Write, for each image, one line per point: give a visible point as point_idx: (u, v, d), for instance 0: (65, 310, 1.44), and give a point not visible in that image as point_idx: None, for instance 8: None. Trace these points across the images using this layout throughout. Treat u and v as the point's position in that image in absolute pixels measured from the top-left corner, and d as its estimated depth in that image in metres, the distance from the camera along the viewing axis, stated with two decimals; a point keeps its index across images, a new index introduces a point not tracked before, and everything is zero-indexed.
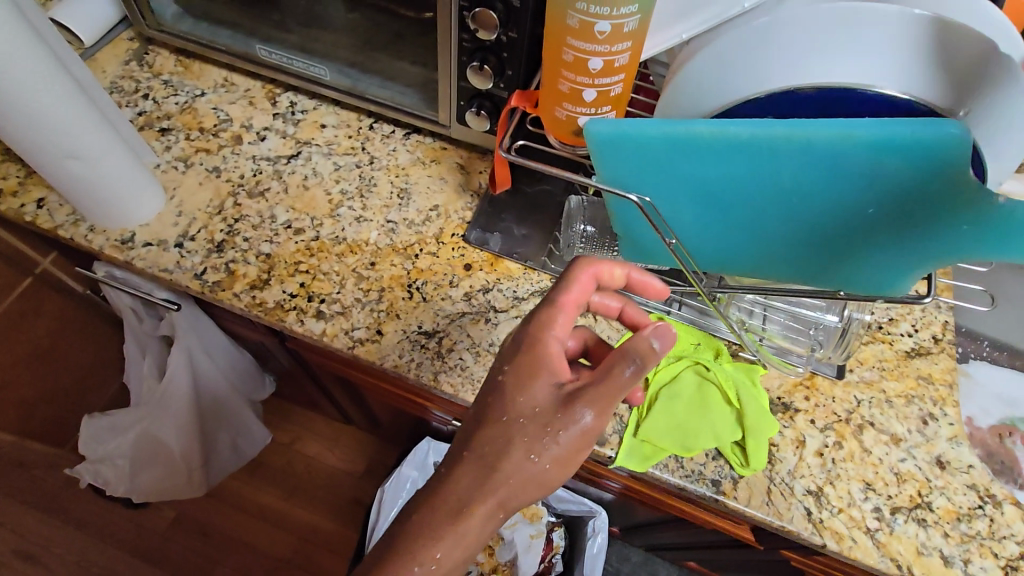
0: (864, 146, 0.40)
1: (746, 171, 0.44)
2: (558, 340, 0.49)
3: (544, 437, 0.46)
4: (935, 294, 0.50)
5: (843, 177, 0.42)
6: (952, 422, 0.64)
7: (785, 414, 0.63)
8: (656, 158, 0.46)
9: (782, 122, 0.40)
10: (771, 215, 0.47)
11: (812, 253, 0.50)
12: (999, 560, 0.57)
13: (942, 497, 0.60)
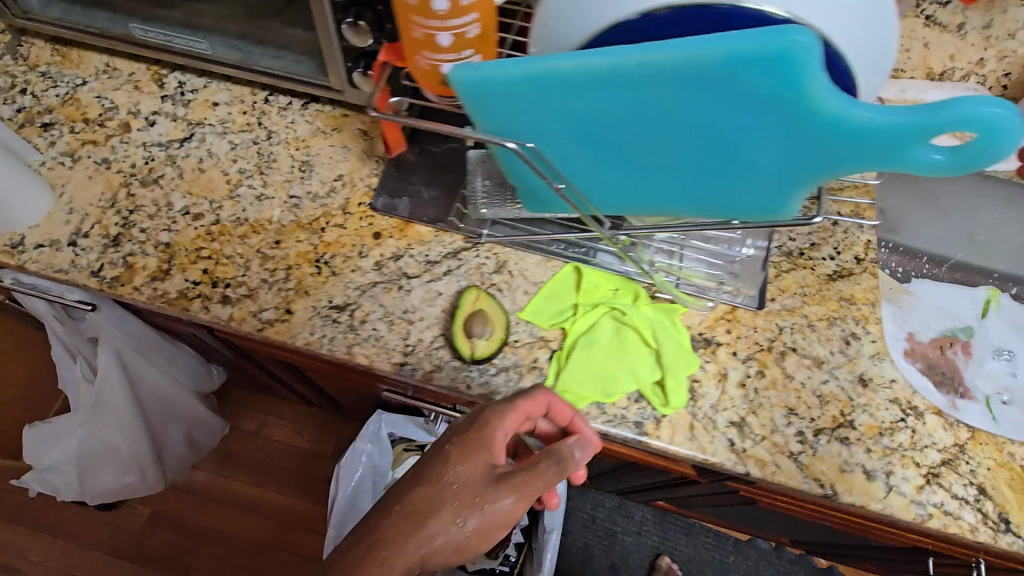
0: (719, 64, 0.37)
1: (613, 104, 0.41)
2: (503, 431, 0.53)
3: (471, 506, 0.50)
4: (825, 214, 0.49)
5: (711, 100, 0.39)
6: (874, 339, 0.65)
7: (706, 348, 0.63)
8: (522, 100, 0.43)
9: (633, 47, 0.38)
10: (646, 154, 0.45)
11: (696, 194, 0.48)
12: (920, 469, 0.57)
13: (865, 414, 0.60)
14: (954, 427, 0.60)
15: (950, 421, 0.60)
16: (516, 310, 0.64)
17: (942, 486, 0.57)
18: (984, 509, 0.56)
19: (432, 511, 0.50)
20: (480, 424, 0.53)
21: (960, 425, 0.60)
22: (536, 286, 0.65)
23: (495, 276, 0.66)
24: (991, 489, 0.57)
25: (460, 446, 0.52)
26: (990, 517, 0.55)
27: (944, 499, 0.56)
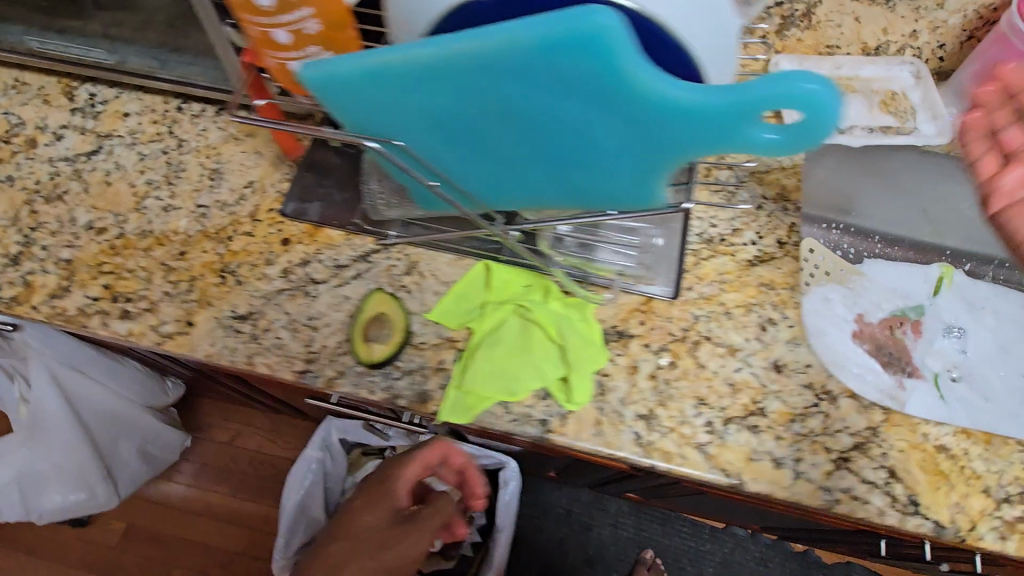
0: (539, 51, 0.35)
1: (455, 97, 0.40)
2: (404, 481, 0.65)
3: (372, 559, 0.60)
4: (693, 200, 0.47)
5: (545, 88, 0.38)
6: (791, 324, 0.63)
7: (619, 341, 0.62)
8: (368, 98, 0.42)
9: (455, 37, 0.36)
10: (502, 145, 0.44)
11: (562, 184, 0.46)
12: (830, 454, 0.57)
13: (776, 401, 0.59)
14: (868, 410, 0.59)
15: (865, 404, 0.59)
16: (424, 310, 0.63)
17: (852, 471, 0.56)
18: (893, 492, 0.56)
19: (340, 566, 0.60)
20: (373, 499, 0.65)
21: (875, 408, 0.59)
22: (447, 286, 0.64)
23: (405, 277, 0.64)
24: (901, 471, 0.56)
25: (370, 495, 0.65)
26: (898, 499, 0.55)
27: (852, 484, 0.56)
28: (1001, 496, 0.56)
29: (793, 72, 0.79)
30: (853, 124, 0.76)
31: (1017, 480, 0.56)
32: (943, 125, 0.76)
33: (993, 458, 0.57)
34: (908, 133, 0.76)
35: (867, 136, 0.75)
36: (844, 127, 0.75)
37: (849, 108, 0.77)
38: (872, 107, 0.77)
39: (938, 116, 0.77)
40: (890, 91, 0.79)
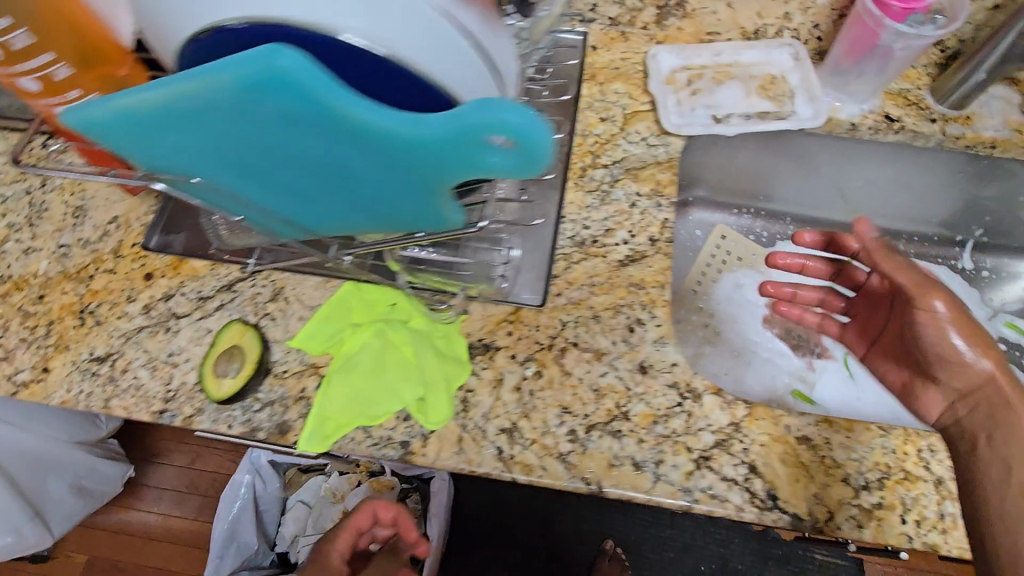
0: (244, 95, 0.33)
1: (198, 139, 0.38)
2: (337, 550, 0.81)
3: None
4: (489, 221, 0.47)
5: (276, 129, 0.36)
6: (660, 323, 0.63)
7: (484, 355, 0.61)
8: (118, 146, 0.40)
9: (163, 85, 0.34)
10: (272, 180, 0.42)
11: (350, 212, 0.45)
12: (691, 455, 0.58)
13: (640, 404, 0.60)
14: (730, 406, 0.60)
15: (727, 400, 0.60)
16: (287, 337, 0.61)
17: (712, 470, 0.57)
18: (752, 487, 0.57)
19: None
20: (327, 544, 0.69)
21: (737, 403, 0.60)
22: (312, 311, 0.62)
23: (269, 303, 0.63)
24: (761, 465, 0.58)
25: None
26: (756, 495, 0.57)
27: (712, 482, 0.57)
28: (860, 483, 0.58)
29: (671, 62, 0.77)
30: (732, 112, 0.74)
31: (874, 467, 0.58)
32: (819, 109, 0.74)
33: (852, 445, 0.59)
34: (785, 118, 0.74)
35: (742, 123, 0.74)
36: (717, 115, 0.74)
37: (725, 95, 0.75)
38: (749, 93, 0.75)
39: (816, 98, 0.75)
40: (768, 76, 0.76)
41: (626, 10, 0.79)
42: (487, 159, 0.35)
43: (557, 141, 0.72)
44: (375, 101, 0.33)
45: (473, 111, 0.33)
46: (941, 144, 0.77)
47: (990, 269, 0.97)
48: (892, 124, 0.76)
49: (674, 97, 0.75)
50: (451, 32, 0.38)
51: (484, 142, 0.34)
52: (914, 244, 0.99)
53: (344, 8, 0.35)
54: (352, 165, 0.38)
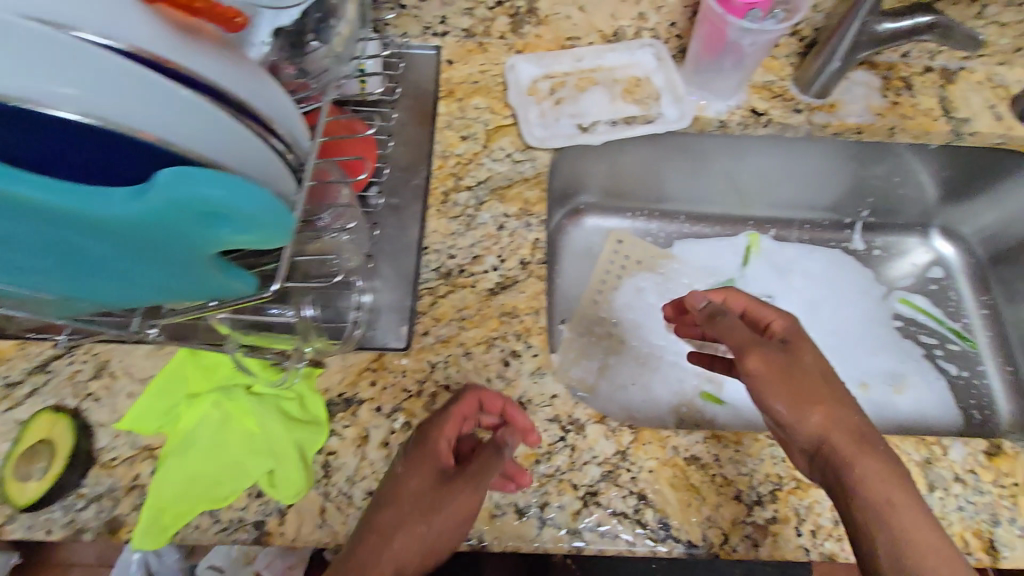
0: None
1: None
2: None
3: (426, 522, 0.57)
4: (281, 280, 0.40)
5: None
6: (536, 353, 0.61)
7: (346, 411, 0.56)
8: None
9: None
10: None
11: (105, 292, 0.40)
12: (578, 492, 0.55)
13: (520, 443, 0.56)
14: (615, 433, 0.57)
15: (611, 428, 0.58)
16: (115, 419, 0.54)
17: (599, 505, 0.54)
18: (643, 519, 0.54)
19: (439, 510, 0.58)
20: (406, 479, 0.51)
21: (623, 429, 0.58)
22: (143, 385, 0.55)
23: (93, 381, 0.55)
24: (650, 494, 0.55)
25: None
26: (648, 527, 0.53)
27: (601, 520, 0.53)
28: (753, 499, 0.55)
29: (532, 73, 0.77)
30: (595, 121, 0.75)
31: (767, 479, 0.56)
32: (683, 109, 0.76)
33: (743, 459, 0.57)
34: (651, 121, 0.76)
35: (609, 129, 0.75)
36: (583, 124, 0.74)
37: (591, 103, 0.76)
38: (614, 98, 0.77)
39: (680, 98, 0.77)
40: (633, 80, 0.78)
41: (478, 20, 0.78)
42: (220, 231, 0.35)
43: (416, 170, 0.70)
44: (53, 183, 0.30)
45: (180, 184, 0.31)
46: (810, 133, 0.78)
47: (880, 247, 0.99)
48: (759, 118, 0.77)
49: (537, 109, 0.75)
50: (190, 100, 0.36)
51: (210, 214, 0.33)
52: (807, 231, 1.01)
53: (40, 75, 0.31)
54: (69, 248, 0.34)
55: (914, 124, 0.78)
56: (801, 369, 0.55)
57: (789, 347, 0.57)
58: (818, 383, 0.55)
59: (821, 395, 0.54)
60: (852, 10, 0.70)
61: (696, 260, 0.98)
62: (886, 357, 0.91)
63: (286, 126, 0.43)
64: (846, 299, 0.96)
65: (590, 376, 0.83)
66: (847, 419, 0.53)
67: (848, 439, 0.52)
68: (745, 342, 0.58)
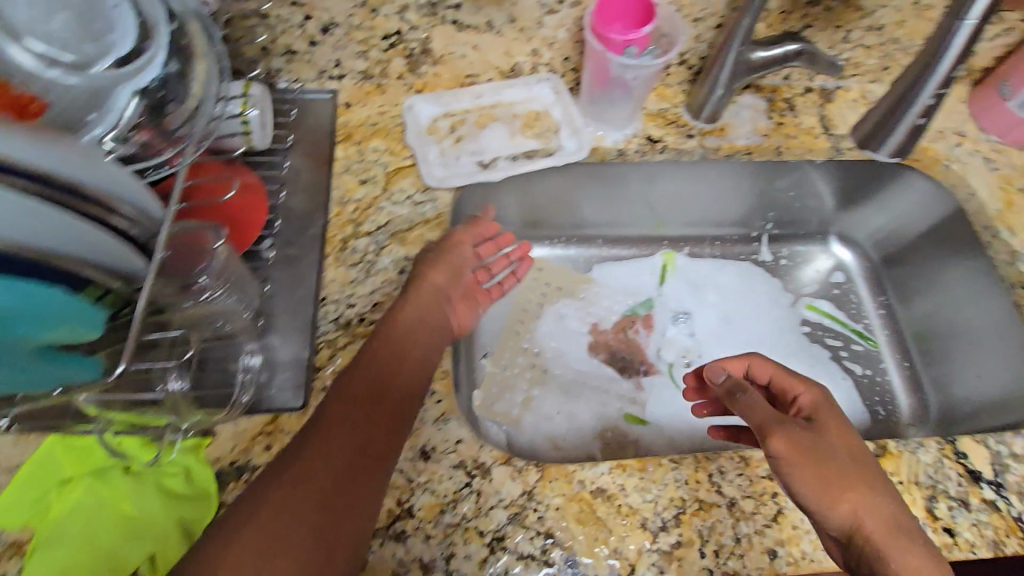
0: None
1: None
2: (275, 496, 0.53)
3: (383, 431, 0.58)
4: (125, 362, 0.39)
5: None
6: (440, 399, 0.61)
7: (237, 481, 0.54)
8: None
9: None
10: None
11: None
12: (484, 539, 0.54)
13: (425, 494, 0.56)
14: (522, 474, 0.58)
15: (518, 468, 0.58)
16: None
17: (506, 550, 0.54)
18: (550, 559, 0.54)
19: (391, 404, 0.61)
20: (418, 267, 0.68)
21: (529, 469, 0.58)
22: (11, 474, 0.52)
23: None
24: (558, 532, 0.55)
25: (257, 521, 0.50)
26: (555, 566, 0.54)
27: (508, 565, 0.53)
28: (657, 525, 0.56)
29: (431, 112, 0.78)
30: (495, 157, 0.77)
31: (671, 504, 0.57)
32: (582, 140, 0.78)
33: (648, 486, 0.58)
34: (551, 153, 0.78)
35: (510, 165, 0.77)
36: (484, 161, 0.76)
37: (492, 139, 0.78)
38: (513, 134, 0.78)
39: (578, 130, 0.79)
40: (533, 114, 0.80)
41: (373, 62, 0.77)
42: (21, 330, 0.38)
43: (313, 218, 0.69)
44: None
45: None
46: (703, 157, 0.81)
47: (787, 257, 1.04)
48: (655, 145, 0.79)
49: (437, 148, 0.76)
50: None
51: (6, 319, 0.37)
52: (719, 247, 1.05)
53: None
54: None
55: (796, 143, 0.83)
56: (826, 449, 0.56)
57: (814, 426, 0.59)
58: (847, 464, 0.55)
59: (852, 477, 0.55)
60: (726, 40, 0.72)
61: (614, 283, 1.01)
62: (796, 363, 0.95)
63: (132, 199, 0.45)
64: (758, 310, 1.00)
65: (514, 409, 0.87)
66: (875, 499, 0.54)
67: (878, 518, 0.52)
68: (773, 418, 0.58)
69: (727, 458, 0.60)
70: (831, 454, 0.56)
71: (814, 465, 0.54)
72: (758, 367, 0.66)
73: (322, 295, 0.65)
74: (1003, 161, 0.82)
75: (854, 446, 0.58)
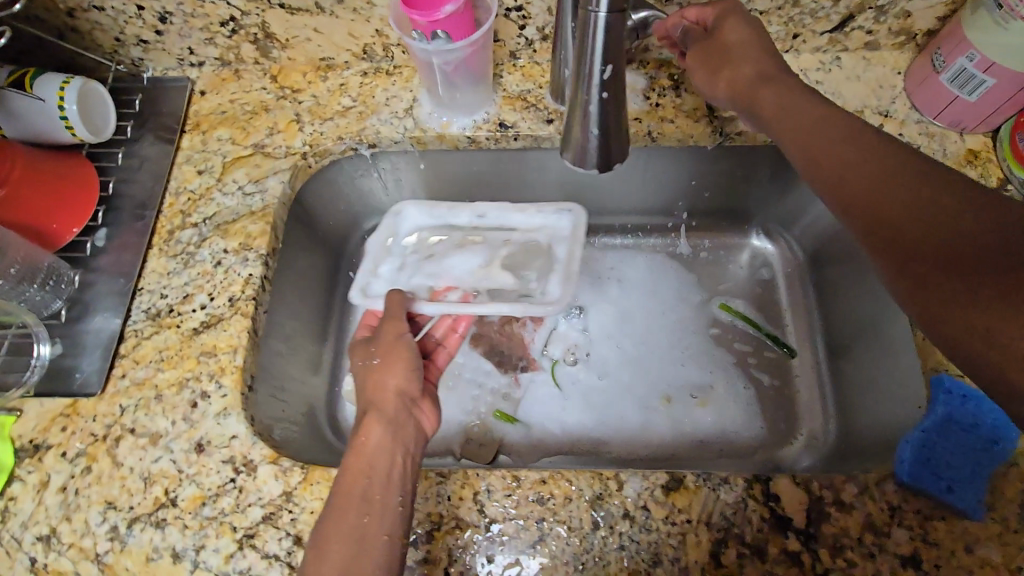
0: None
1: None
2: None
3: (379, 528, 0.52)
4: None
5: None
6: (225, 394, 0.62)
7: (33, 456, 0.61)
8: None
9: None
10: None
11: None
12: (235, 535, 0.57)
13: (191, 486, 0.59)
14: (285, 474, 0.59)
15: (283, 468, 0.59)
16: None
17: (253, 548, 0.56)
18: (293, 561, 0.55)
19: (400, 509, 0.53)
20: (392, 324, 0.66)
21: (294, 471, 0.59)
22: None
23: None
24: (306, 536, 0.56)
25: None
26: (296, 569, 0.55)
27: (251, 562, 0.55)
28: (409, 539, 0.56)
29: (416, 229, 0.82)
30: (457, 292, 0.78)
31: (428, 518, 0.57)
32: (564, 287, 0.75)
33: None
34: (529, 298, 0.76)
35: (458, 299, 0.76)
36: (433, 286, 0.77)
37: (460, 264, 0.80)
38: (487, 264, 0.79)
39: (424, 117, 0.75)
40: (513, 245, 0.80)
41: (224, 48, 0.76)
42: None
43: (144, 208, 0.72)
44: None
45: None
46: None
47: (708, 250, 0.95)
48: (506, 131, 0.73)
49: (396, 262, 0.80)
50: None
51: None
52: (633, 236, 0.97)
53: None
54: None
55: (672, 128, 0.73)
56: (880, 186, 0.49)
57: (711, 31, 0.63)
58: (907, 208, 0.47)
59: (918, 208, 0.47)
60: (558, 15, 0.62)
61: None
62: (694, 366, 0.87)
63: None
64: (660, 307, 0.92)
65: None
66: (948, 214, 0.45)
67: (944, 246, 0.44)
68: (763, 95, 0.59)
69: (497, 477, 0.58)
70: (731, 47, 0.62)
71: (716, 59, 0.62)
72: (705, 6, 0.63)
73: (140, 286, 0.68)
74: (932, 148, 0.68)
75: (918, 164, 0.49)
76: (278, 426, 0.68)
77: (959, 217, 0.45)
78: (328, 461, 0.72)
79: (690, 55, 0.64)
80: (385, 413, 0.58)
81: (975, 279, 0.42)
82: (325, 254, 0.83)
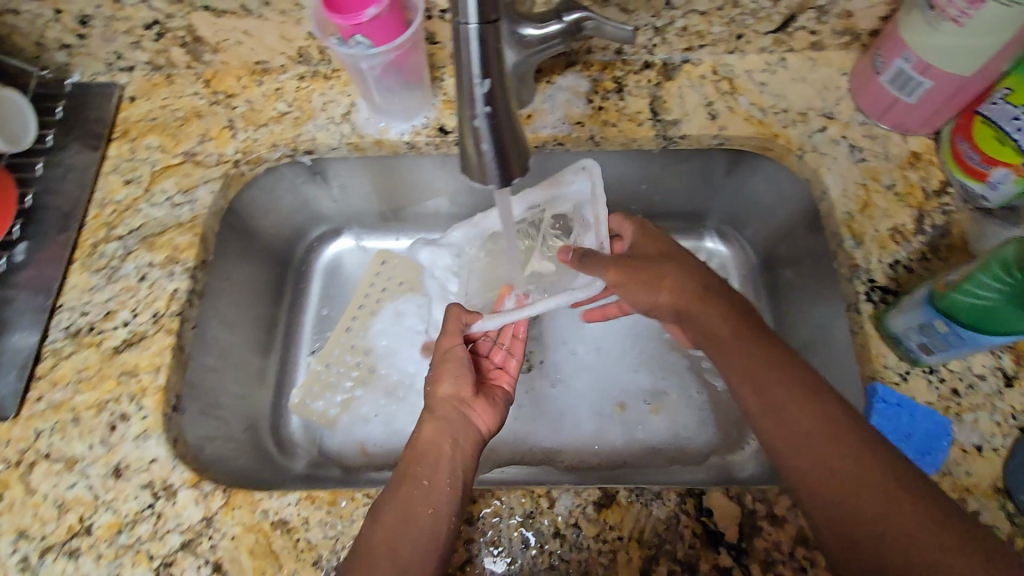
0: None
1: None
2: None
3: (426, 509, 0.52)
4: None
5: None
6: (146, 415, 0.60)
7: None
8: None
9: None
10: None
11: None
12: (152, 563, 0.54)
13: (107, 512, 0.56)
14: (206, 498, 0.56)
15: (204, 492, 0.56)
16: None
17: None
18: None
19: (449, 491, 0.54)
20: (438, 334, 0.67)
21: (215, 494, 0.56)
22: None
23: None
24: (225, 563, 0.54)
25: None
26: None
27: None
28: (333, 564, 0.54)
29: (457, 243, 0.80)
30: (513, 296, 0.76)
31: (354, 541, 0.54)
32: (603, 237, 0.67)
33: (332, 521, 0.55)
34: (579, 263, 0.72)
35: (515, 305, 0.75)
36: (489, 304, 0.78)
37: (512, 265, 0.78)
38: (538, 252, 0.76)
39: (362, 123, 0.73)
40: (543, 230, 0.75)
41: (153, 53, 0.74)
42: None
43: (67, 220, 0.69)
44: None
45: None
46: None
47: None
48: (445, 137, 0.72)
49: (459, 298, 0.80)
50: None
51: None
52: None
53: None
54: None
55: (615, 132, 0.71)
56: (787, 431, 0.50)
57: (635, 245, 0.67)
58: (823, 478, 0.47)
59: (833, 466, 0.47)
60: None
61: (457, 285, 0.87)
62: (647, 373, 0.86)
63: None
64: (614, 313, 0.90)
65: (331, 409, 0.80)
66: (858, 475, 0.46)
67: (877, 530, 0.44)
68: (694, 319, 0.60)
69: None
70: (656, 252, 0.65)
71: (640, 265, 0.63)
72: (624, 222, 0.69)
73: (62, 302, 0.65)
74: (875, 151, 0.67)
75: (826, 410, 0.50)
76: (209, 445, 0.66)
77: (877, 492, 0.45)
78: (268, 477, 0.70)
79: (614, 273, 0.63)
80: (438, 411, 0.60)
81: (921, 560, 0.42)
82: (269, 264, 0.82)
